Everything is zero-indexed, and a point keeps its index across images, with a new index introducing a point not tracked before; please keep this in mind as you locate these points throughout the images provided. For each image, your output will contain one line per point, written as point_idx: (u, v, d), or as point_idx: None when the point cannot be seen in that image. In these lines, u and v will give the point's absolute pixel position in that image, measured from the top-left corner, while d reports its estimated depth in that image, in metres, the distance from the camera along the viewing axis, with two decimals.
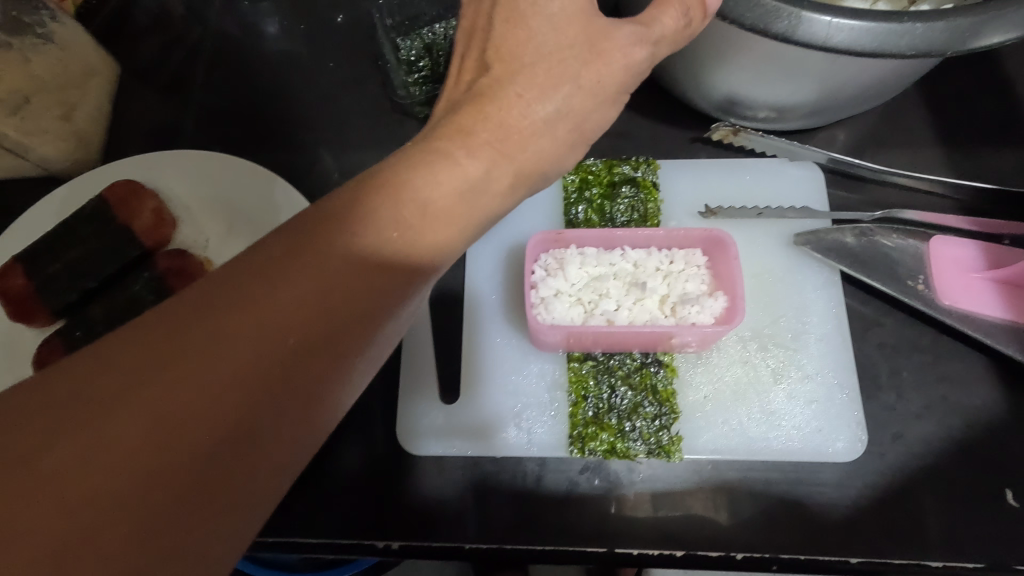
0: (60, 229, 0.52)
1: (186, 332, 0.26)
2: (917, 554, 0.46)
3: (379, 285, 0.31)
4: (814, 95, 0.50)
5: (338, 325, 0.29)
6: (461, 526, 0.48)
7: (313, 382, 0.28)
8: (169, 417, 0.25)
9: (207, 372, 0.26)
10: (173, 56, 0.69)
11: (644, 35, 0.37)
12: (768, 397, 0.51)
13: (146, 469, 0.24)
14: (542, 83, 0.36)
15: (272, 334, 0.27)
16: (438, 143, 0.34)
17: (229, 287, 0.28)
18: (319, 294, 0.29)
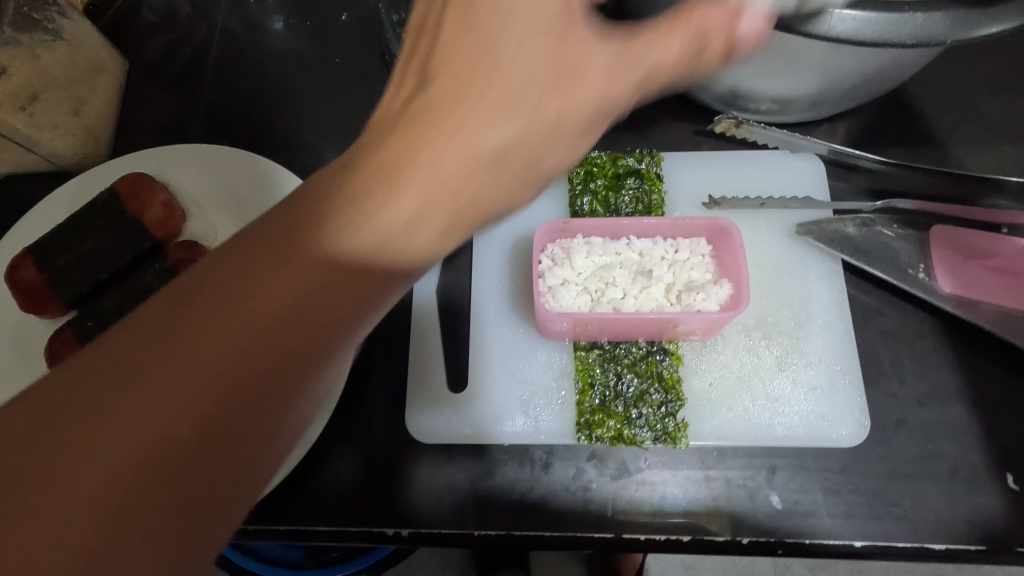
0: (72, 221, 0.53)
1: (152, 343, 0.26)
2: (921, 537, 0.46)
3: (352, 287, 0.29)
4: (815, 87, 0.51)
5: (304, 332, 0.28)
6: (470, 513, 0.48)
7: (286, 390, 0.28)
8: (134, 433, 0.25)
9: (171, 385, 0.26)
10: (180, 53, 0.69)
11: (623, 59, 0.32)
12: (772, 384, 0.52)
13: (114, 485, 0.25)
14: (495, 106, 0.30)
15: (237, 343, 0.27)
16: (406, 123, 0.29)
17: (195, 292, 0.27)
18: (287, 299, 0.28)
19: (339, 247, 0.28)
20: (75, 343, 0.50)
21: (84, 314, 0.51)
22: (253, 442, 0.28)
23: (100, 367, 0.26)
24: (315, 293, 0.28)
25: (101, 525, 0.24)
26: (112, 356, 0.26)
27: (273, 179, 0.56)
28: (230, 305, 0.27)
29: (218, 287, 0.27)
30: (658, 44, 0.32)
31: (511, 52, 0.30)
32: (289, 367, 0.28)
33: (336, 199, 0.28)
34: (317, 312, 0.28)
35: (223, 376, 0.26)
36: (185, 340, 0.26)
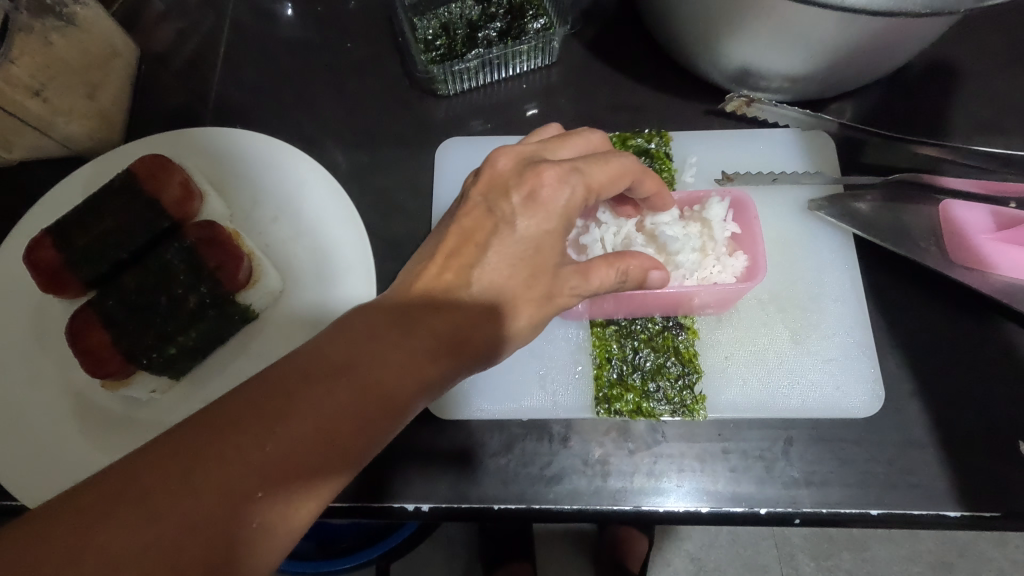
0: (91, 202, 0.53)
1: (290, 384, 0.33)
2: (937, 506, 0.47)
3: (441, 356, 0.37)
4: (827, 65, 0.52)
5: (403, 390, 0.35)
6: (491, 488, 0.49)
7: (363, 447, 0.33)
8: (287, 432, 0.32)
9: (293, 423, 0.32)
10: (190, 40, 0.69)
11: (583, 286, 0.40)
12: (787, 356, 0.53)
13: (235, 482, 0.31)
14: (492, 306, 0.38)
15: (347, 399, 0.33)
16: (477, 217, 0.40)
17: (330, 353, 0.35)
18: (387, 374, 0.35)
19: (428, 339, 0.36)
20: (96, 322, 0.51)
21: (104, 293, 0.51)
22: (323, 484, 0.32)
23: (251, 396, 0.33)
24: (405, 372, 0.35)
25: (202, 519, 0.30)
26: (262, 389, 0.33)
27: (293, 162, 0.57)
28: (351, 368, 0.34)
29: (347, 354, 0.35)
30: (611, 276, 0.41)
31: (508, 258, 0.39)
32: (372, 428, 0.34)
33: (429, 319, 0.37)
34: (402, 388, 0.35)
35: (324, 425, 0.33)
36: (311, 388, 0.33)
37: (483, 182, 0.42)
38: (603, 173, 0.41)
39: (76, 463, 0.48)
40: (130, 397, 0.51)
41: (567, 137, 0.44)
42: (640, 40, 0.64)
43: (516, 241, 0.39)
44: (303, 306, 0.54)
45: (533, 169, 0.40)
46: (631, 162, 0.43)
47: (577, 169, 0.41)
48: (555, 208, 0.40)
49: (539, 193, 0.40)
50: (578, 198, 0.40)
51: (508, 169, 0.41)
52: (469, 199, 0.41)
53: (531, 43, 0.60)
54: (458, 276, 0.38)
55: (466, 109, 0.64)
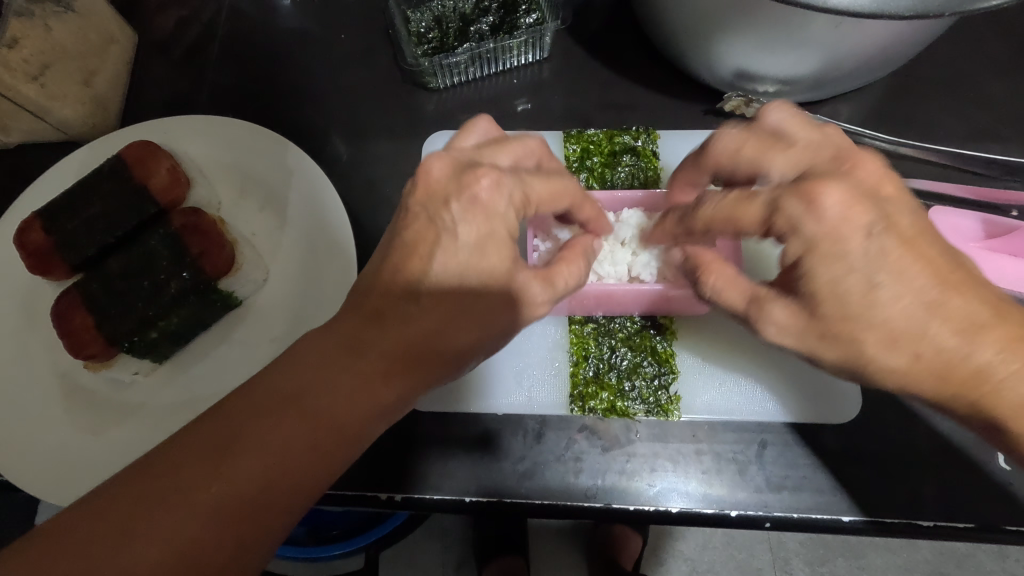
0: (80, 185, 0.54)
1: (243, 420, 0.35)
2: (911, 515, 0.47)
3: (392, 376, 0.37)
4: (816, 68, 0.51)
5: (353, 415, 0.36)
6: (460, 481, 0.49)
7: (316, 474, 0.35)
8: (239, 469, 0.34)
9: (244, 460, 0.34)
10: (189, 27, 0.70)
11: (548, 290, 0.40)
12: (766, 359, 0.52)
13: (189, 527, 0.33)
14: (443, 325, 0.37)
15: (300, 431, 0.35)
16: (424, 220, 0.38)
17: (279, 385, 0.36)
18: (338, 403, 0.36)
19: (380, 361, 0.37)
20: (82, 305, 0.52)
21: (91, 276, 0.53)
22: (284, 514, 0.35)
23: (205, 435, 0.35)
24: (357, 400, 0.36)
25: (165, 559, 0.32)
26: (213, 430, 0.35)
27: (280, 150, 0.57)
28: (300, 400, 0.36)
29: (297, 384, 0.36)
30: (570, 273, 0.41)
31: (464, 267, 0.37)
32: (328, 457, 0.36)
33: (381, 340, 0.37)
34: (354, 414, 0.36)
35: (278, 461, 0.34)
36: (263, 422, 0.35)
37: (421, 190, 0.39)
38: (544, 190, 0.40)
39: (58, 443, 0.49)
40: (114, 378, 0.52)
41: (504, 142, 0.42)
42: (635, 37, 0.64)
43: (465, 257, 0.37)
44: (287, 294, 0.54)
45: (469, 173, 0.38)
46: (570, 183, 0.42)
47: (515, 176, 0.39)
48: (498, 212, 0.38)
49: (478, 197, 0.37)
50: (515, 207, 0.38)
51: (444, 176, 0.38)
52: (409, 210, 0.39)
53: (524, 37, 0.60)
54: (404, 293, 0.37)
55: (457, 102, 0.64)
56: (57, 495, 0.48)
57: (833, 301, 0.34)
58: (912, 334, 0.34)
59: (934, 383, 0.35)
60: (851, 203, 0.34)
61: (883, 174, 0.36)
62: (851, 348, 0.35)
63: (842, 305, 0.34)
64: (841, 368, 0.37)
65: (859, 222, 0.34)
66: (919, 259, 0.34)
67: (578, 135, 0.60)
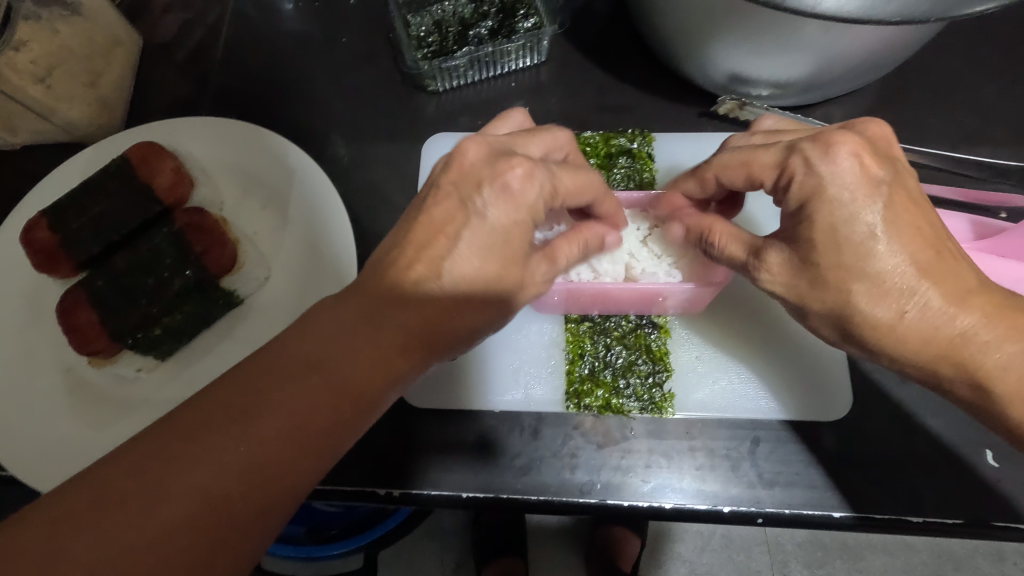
0: (86, 185, 0.55)
1: (265, 384, 0.36)
2: (900, 511, 0.47)
3: (411, 346, 0.38)
4: (808, 71, 0.52)
5: (373, 383, 0.37)
6: (458, 476, 0.50)
7: (335, 439, 0.36)
8: (260, 432, 0.35)
9: (264, 426, 0.35)
10: (193, 31, 0.71)
11: (552, 271, 0.42)
12: (758, 358, 0.53)
13: (214, 488, 0.33)
14: (462, 299, 0.38)
15: (320, 398, 0.36)
16: (457, 196, 0.39)
17: (299, 351, 0.37)
18: (358, 373, 0.37)
19: (400, 333, 0.38)
20: (86, 302, 0.53)
21: (95, 274, 0.54)
22: (305, 477, 0.35)
23: (225, 398, 0.35)
24: (376, 371, 0.37)
25: (191, 515, 0.33)
26: (233, 394, 0.36)
27: (284, 151, 0.58)
28: (322, 367, 0.36)
29: (316, 352, 0.37)
30: (571, 252, 0.43)
31: (483, 251, 0.38)
32: (345, 426, 0.37)
33: (402, 312, 0.38)
34: (372, 384, 0.37)
35: (299, 428, 0.35)
36: (283, 389, 0.36)
37: (454, 171, 0.40)
38: (571, 181, 0.42)
39: (60, 437, 0.50)
40: (117, 374, 0.53)
41: (537, 131, 0.45)
42: (632, 41, 0.65)
43: (488, 231, 0.38)
44: (287, 292, 0.55)
45: (504, 161, 0.39)
46: (597, 179, 0.44)
47: (547, 166, 0.41)
48: (526, 201, 0.39)
49: (511, 186, 0.39)
50: (544, 195, 0.40)
51: (476, 160, 0.40)
52: (440, 188, 0.40)
53: (521, 41, 0.61)
54: (424, 273, 0.38)
55: (456, 105, 0.65)
56: None
57: (832, 250, 0.36)
58: (903, 290, 0.36)
59: (915, 347, 0.37)
60: (859, 157, 0.37)
61: (888, 135, 0.40)
62: (840, 298, 0.37)
63: (839, 250, 0.36)
64: (827, 321, 0.39)
65: (869, 174, 0.37)
66: (915, 219, 0.37)
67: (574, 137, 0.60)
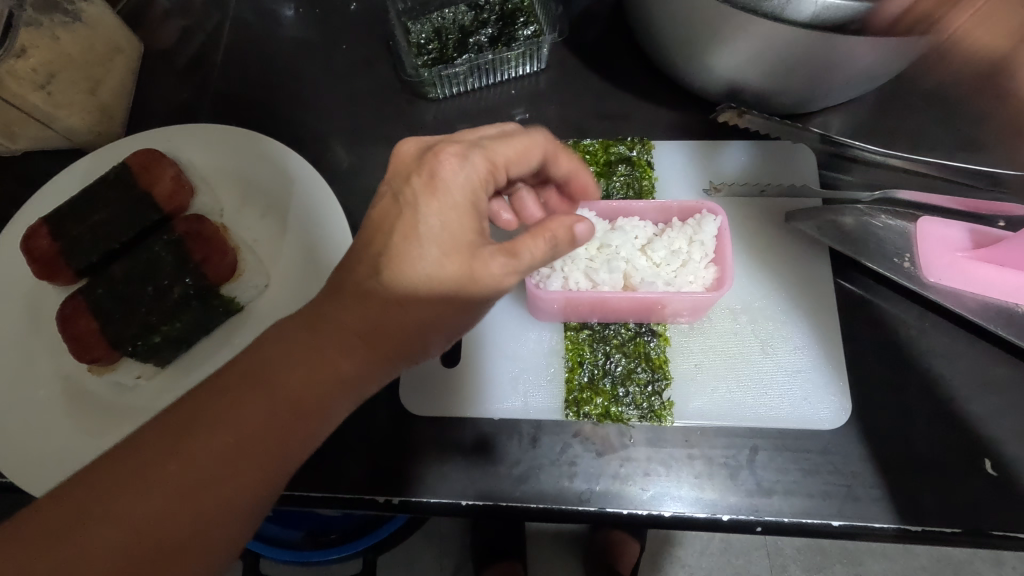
0: (86, 193, 0.56)
1: (212, 399, 0.37)
2: (898, 519, 0.48)
3: (358, 352, 0.38)
4: (808, 80, 0.53)
5: (321, 391, 0.38)
6: (456, 484, 0.50)
7: (284, 449, 0.37)
8: (207, 446, 0.36)
9: (210, 437, 0.36)
10: (193, 37, 0.71)
11: (513, 265, 0.38)
12: (756, 366, 0.53)
13: (161, 503, 0.35)
14: (417, 298, 0.37)
15: (266, 408, 0.37)
16: (394, 194, 0.39)
17: (246, 365, 0.38)
18: (301, 379, 0.37)
19: (345, 338, 0.38)
20: (85, 310, 0.53)
21: (96, 282, 0.54)
22: (253, 489, 0.36)
23: (175, 415, 0.37)
24: (319, 376, 0.38)
25: (140, 530, 0.34)
26: (183, 410, 0.37)
27: (283, 158, 0.58)
28: (264, 378, 0.37)
29: (263, 363, 0.38)
30: (541, 247, 0.39)
31: (431, 244, 0.37)
32: (293, 433, 0.37)
33: (342, 316, 0.38)
34: (319, 391, 0.38)
35: (244, 438, 0.36)
36: (227, 400, 0.37)
37: (392, 171, 0.40)
38: (508, 150, 0.41)
39: (59, 446, 0.50)
40: (117, 383, 0.53)
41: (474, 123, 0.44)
42: (632, 49, 0.65)
43: (421, 222, 0.37)
44: (287, 300, 0.55)
45: (432, 151, 0.39)
46: (539, 137, 0.42)
47: (478, 144, 0.40)
48: (457, 185, 0.38)
49: (439, 173, 0.38)
50: (479, 173, 0.39)
51: (410, 155, 0.40)
52: (380, 189, 0.40)
53: (521, 49, 0.61)
54: (364, 274, 0.38)
55: (456, 112, 0.65)
56: None
57: None
58: None
59: None
60: None
61: None
62: None
63: None
64: None
65: None
66: None
67: (573, 144, 0.60)
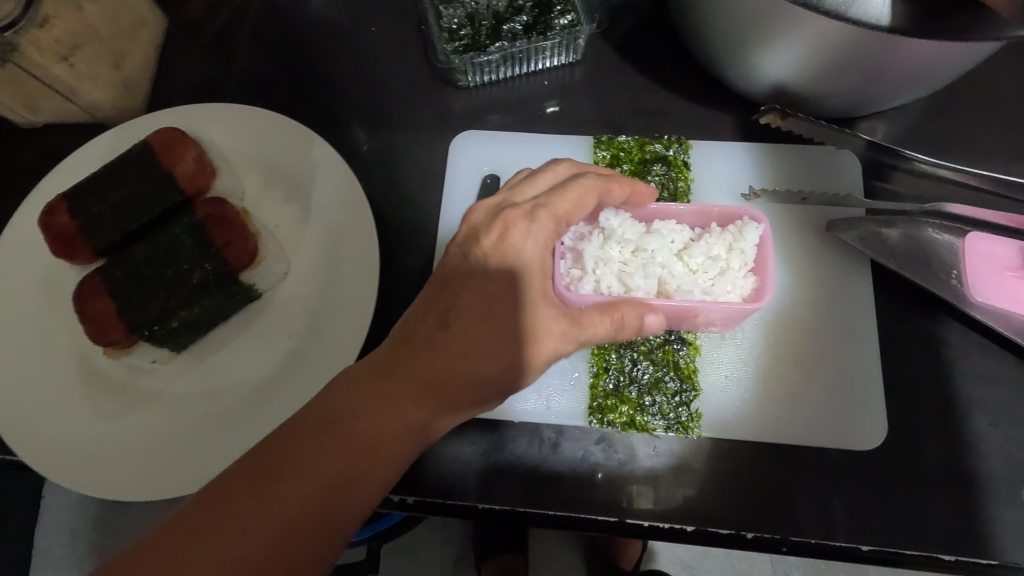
0: (107, 169, 0.54)
1: (287, 445, 0.36)
2: (932, 547, 0.46)
3: (431, 397, 0.38)
4: (860, 84, 0.50)
5: (395, 436, 0.38)
6: (475, 489, 0.49)
7: (358, 495, 0.36)
8: (284, 494, 0.35)
9: (285, 487, 0.35)
10: (219, 13, 0.69)
11: (575, 333, 0.40)
12: (788, 381, 0.51)
13: (240, 551, 0.33)
14: (487, 347, 0.39)
15: (339, 454, 0.36)
16: (463, 255, 0.42)
17: (320, 410, 0.38)
18: (374, 425, 0.37)
19: (418, 385, 0.38)
20: (103, 290, 0.52)
21: (114, 262, 0.53)
22: (331, 537, 0.35)
23: (248, 462, 0.36)
24: (390, 426, 0.37)
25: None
26: (254, 459, 0.36)
27: (309, 144, 0.57)
28: (338, 425, 0.37)
29: (336, 408, 0.37)
30: (605, 327, 0.41)
31: (503, 299, 0.40)
32: (364, 483, 0.36)
33: (414, 366, 0.38)
34: (392, 436, 0.37)
35: (319, 487, 0.35)
36: (302, 450, 0.36)
37: (460, 236, 0.44)
38: (566, 203, 0.43)
39: (73, 427, 0.49)
40: (132, 366, 0.53)
41: (533, 174, 0.46)
42: (670, 43, 0.62)
43: (490, 281, 0.41)
44: (313, 288, 0.54)
45: (503, 216, 0.42)
46: (592, 180, 0.44)
47: (540, 205, 0.43)
48: (525, 249, 0.41)
49: (509, 236, 0.42)
50: (547, 229, 0.42)
51: (481, 220, 0.44)
52: (447, 251, 0.43)
53: (556, 39, 0.59)
54: (433, 324, 0.40)
55: (485, 102, 0.63)
56: (70, 481, 0.48)
57: None
58: None
59: None
60: None
61: None
62: None
63: None
64: None
65: None
66: None
67: (608, 140, 0.59)
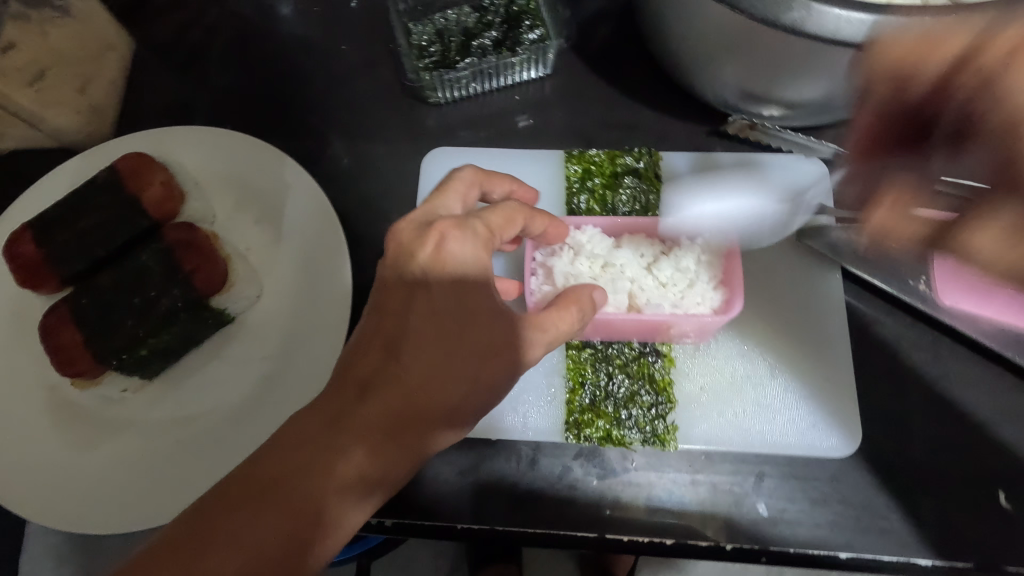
0: (73, 196, 0.54)
1: (232, 505, 0.36)
2: (908, 551, 0.46)
3: (382, 441, 0.37)
4: (823, 94, 0.51)
5: (347, 484, 0.37)
6: (454, 509, 0.48)
7: (309, 549, 0.36)
8: (229, 556, 0.35)
9: (226, 552, 0.35)
10: (188, 34, 0.69)
11: (542, 337, 0.40)
12: (764, 390, 0.52)
13: None
14: (440, 380, 0.38)
15: (286, 510, 0.36)
16: (400, 280, 0.40)
17: (266, 466, 0.37)
18: (323, 477, 0.37)
19: (368, 430, 0.37)
20: (70, 321, 0.51)
21: (82, 290, 0.52)
22: None
23: (193, 523, 0.36)
24: (337, 479, 0.37)
25: None
26: (200, 520, 0.36)
27: (279, 166, 0.56)
28: (286, 481, 0.36)
29: (282, 464, 0.37)
30: (567, 321, 0.41)
31: (455, 324, 0.39)
32: (314, 537, 0.36)
33: (364, 411, 0.37)
34: (343, 484, 0.37)
35: (263, 550, 0.35)
36: (246, 510, 0.36)
37: (389, 256, 0.41)
38: (496, 217, 0.42)
39: (41, 461, 0.49)
40: (102, 396, 0.52)
41: (444, 186, 0.44)
42: (640, 56, 0.63)
43: (435, 307, 0.39)
44: (281, 317, 0.53)
45: (434, 229, 0.40)
46: (514, 206, 0.44)
47: (471, 216, 0.42)
48: (465, 257, 0.40)
49: (445, 247, 0.40)
50: (481, 239, 0.41)
51: (409, 234, 0.41)
52: (380, 275, 0.41)
53: (525, 55, 0.59)
54: (381, 362, 0.38)
55: (457, 117, 0.63)
56: (39, 516, 0.47)
57: None
58: None
59: None
60: None
61: None
62: None
63: None
64: None
65: None
66: None
67: (579, 155, 0.60)
